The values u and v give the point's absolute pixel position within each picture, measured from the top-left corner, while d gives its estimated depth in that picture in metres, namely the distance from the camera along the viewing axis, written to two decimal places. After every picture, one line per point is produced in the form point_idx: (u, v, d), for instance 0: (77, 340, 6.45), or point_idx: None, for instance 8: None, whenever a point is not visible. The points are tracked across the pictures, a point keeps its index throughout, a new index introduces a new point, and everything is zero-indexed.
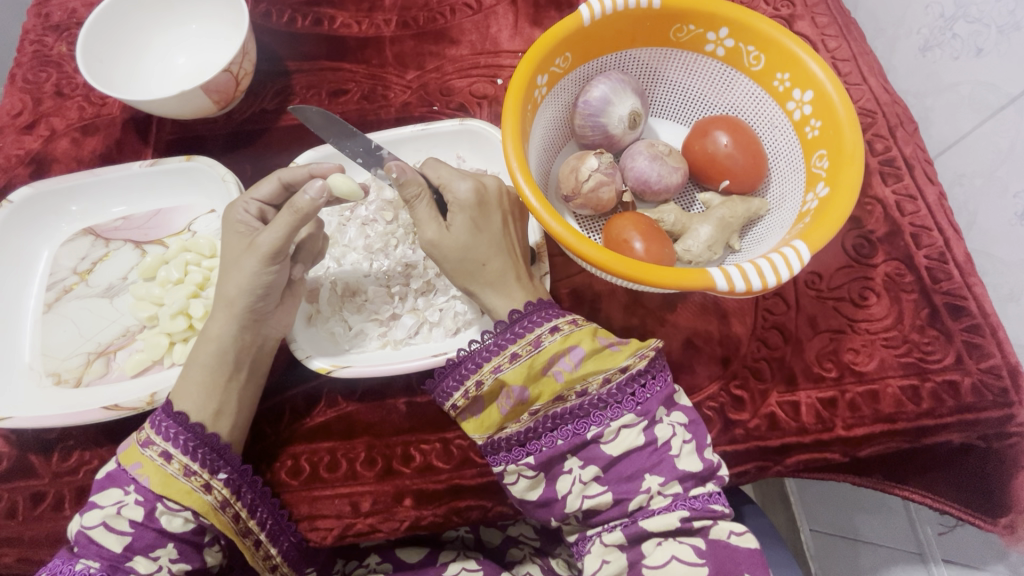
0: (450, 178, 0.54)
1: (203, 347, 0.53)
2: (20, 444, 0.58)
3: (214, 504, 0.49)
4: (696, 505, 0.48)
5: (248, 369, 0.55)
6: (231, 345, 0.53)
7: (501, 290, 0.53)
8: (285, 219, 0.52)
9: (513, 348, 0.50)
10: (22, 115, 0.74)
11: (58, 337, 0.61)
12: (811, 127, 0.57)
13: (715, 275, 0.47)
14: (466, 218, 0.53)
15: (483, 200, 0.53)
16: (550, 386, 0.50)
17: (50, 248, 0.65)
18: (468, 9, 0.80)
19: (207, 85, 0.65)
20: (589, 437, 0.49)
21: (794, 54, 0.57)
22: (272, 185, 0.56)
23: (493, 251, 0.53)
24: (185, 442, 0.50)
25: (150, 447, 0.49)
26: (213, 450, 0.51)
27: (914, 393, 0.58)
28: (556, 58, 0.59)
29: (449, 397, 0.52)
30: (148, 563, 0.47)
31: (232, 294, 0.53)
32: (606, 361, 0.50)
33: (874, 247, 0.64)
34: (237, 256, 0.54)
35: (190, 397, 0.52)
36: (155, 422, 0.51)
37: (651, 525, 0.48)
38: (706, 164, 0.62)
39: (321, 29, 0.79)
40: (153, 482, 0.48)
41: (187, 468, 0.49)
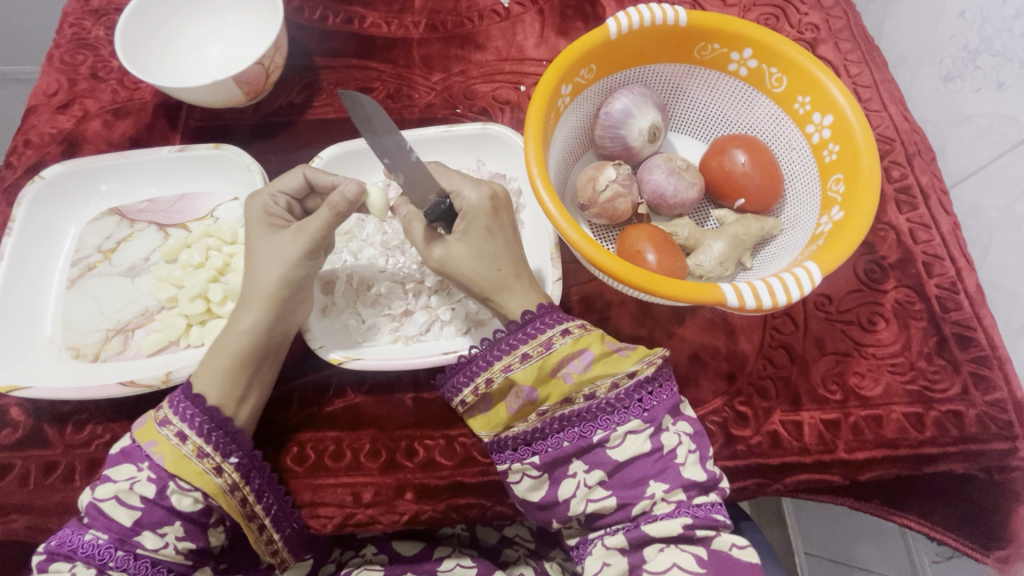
0: (460, 186, 0.55)
1: (234, 337, 0.54)
2: (36, 413, 0.59)
3: (223, 487, 0.50)
4: (700, 514, 0.49)
5: (272, 357, 0.56)
6: (263, 334, 0.54)
7: (517, 295, 0.54)
8: (325, 216, 0.53)
9: (525, 348, 0.51)
10: (58, 95, 0.76)
11: (79, 313, 0.62)
12: (829, 151, 0.58)
13: (727, 290, 0.47)
14: (481, 224, 0.53)
15: (497, 207, 0.54)
16: (559, 387, 0.50)
17: (76, 225, 0.67)
18: (495, 16, 0.82)
19: (239, 76, 0.67)
20: (595, 440, 0.50)
21: (815, 78, 0.57)
22: (300, 179, 0.58)
23: (508, 256, 0.54)
24: (201, 424, 0.51)
25: (166, 426, 0.50)
26: (226, 434, 0.51)
27: (918, 420, 0.58)
28: (581, 69, 0.60)
29: (459, 393, 0.54)
30: (155, 539, 0.48)
31: (267, 284, 0.53)
32: (616, 365, 0.51)
33: (885, 273, 0.65)
34: (270, 246, 0.55)
35: (211, 383, 0.53)
36: (174, 401, 0.52)
37: (654, 530, 0.48)
38: (722, 181, 0.63)
39: (351, 28, 0.81)
40: (167, 461, 0.49)
41: (201, 450, 0.50)
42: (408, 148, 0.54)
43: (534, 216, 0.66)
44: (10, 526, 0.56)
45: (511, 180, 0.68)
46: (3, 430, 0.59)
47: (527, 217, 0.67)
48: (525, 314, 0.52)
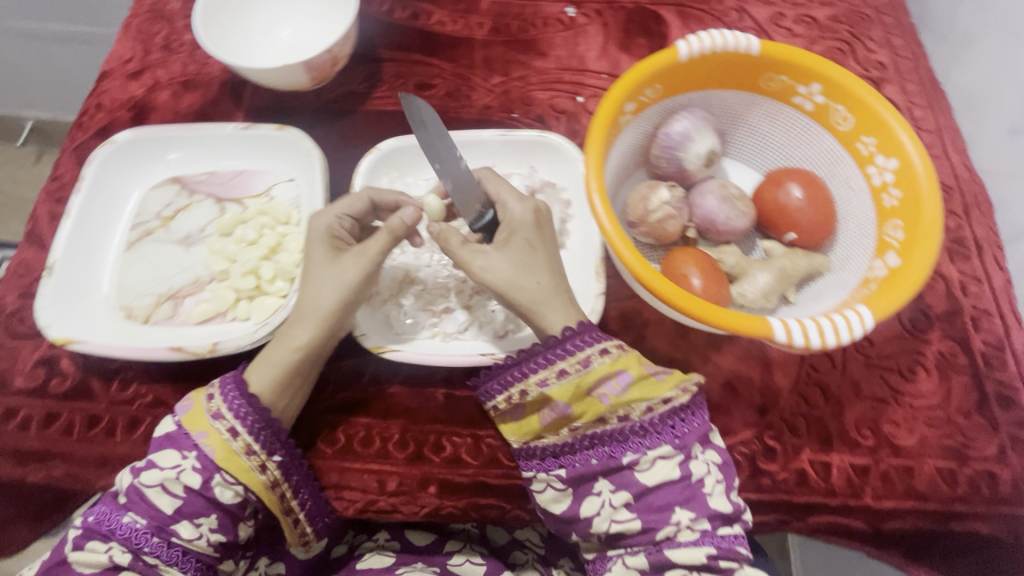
0: (504, 196, 0.57)
1: (284, 352, 0.55)
2: (85, 367, 0.62)
3: (266, 484, 0.52)
4: (723, 544, 0.49)
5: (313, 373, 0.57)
6: (314, 350, 0.55)
7: (557, 311, 0.53)
8: (383, 238, 0.56)
9: (562, 364, 0.52)
10: (131, 62, 0.79)
11: (135, 275, 0.64)
12: (890, 195, 0.57)
13: (775, 325, 0.47)
14: (525, 235, 0.55)
15: (540, 219, 0.57)
16: (594, 407, 0.51)
17: (139, 190, 0.69)
18: (560, 25, 0.82)
19: (308, 63, 0.69)
20: (623, 462, 0.50)
21: (884, 121, 0.57)
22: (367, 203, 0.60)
23: (547, 268, 0.54)
24: (252, 422, 0.52)
25: (220, 421, 0.52)
26: (273, 434, 0.53)
27: (950, 475, 0.57)
28: (646, 88, 0.61)
29: (492, 398, 0.55)
30: (191, 529, 0.51)
31: (328, 307, 0.55)
32: (652, 390, 0.51)
33: (931, 323, 0.64)
34: (331, 267, 0.56)
35: (262, 383, 0.54)
36: (226, 395, 0.53)
37: (676, 555, 0.49)
38: (774, 214, 0.63)
39: (417, 23, 0.82)
40: (218, 454, 0.51)
41: (250, 448, 0.52)
42: (458, 157, 0.59)
43: (581, 227, 0.67)
44: (51, 472, 0.58)
45: (561, 190, 0.69)
46: (53, 379, 0.61)
47: (574, 228, 0.67)
48: (548, 338, 0.53)
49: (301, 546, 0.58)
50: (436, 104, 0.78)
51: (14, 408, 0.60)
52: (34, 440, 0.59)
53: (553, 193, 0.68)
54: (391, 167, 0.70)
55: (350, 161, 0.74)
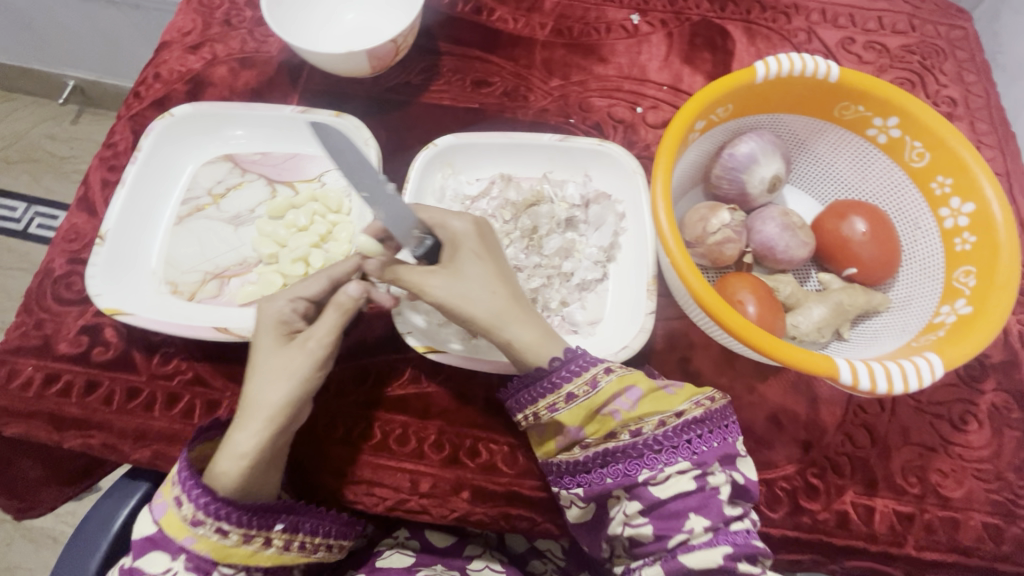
0: (443, 217, 0.55)
1: (229, 458, 0.47)
2: (128, 339, 0.62)
3: (277, 553, 0.50)
4: (738, 541, 0.48)
5: (275, 467, 0.50)
6: (268, 449, 0.48)
7: (520, 320, 0.52)
8: (332, 319, 0.52)
9: (570, 388, 0.51)
10: (191, 35, 0.79)
11: (183, 251, 0.64)
12: (962, 240, 0.56)
13: (842, 366, 0.46)
14: (471, 248, 0.53)
15: (482, 231, 0.55)
16: (605, 424, 0.50)
17: (192, 166, 0.69)
18: (623, 32, 0.81)
19: (372, 52, 0.68)
20: (639, 479, 0.49)
21: (964, 163, 0.55)
22: (320, 286, 0.54)
23: (499, 278, 0.53)
24: (239, 517, 0.47)
25: (201, 526, 0.47)
26: (265, 513, 0.49)
27: (997, 532, 0.55)
28: (718, 107, 0.59)
29: (522, 409, 0.54)
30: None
31: (281, 402, 0.49)
32: (663, 403, 0.50)
33: (986, 373, 0.62)
34: (280, 358, 0.51)
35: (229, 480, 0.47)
36: (193, 496, 0.47)
37: (691, 560, 0.47)
38: (835, 247, 0.62)
39: (479, 18, 0.81)
40: (212, 555, 0.47)
41: (246, 535, 0.48)
42: (382, 180, 0.51)
43: (633, 242, 0.65)
44: (87, 441, 0.58)
45: (617, 202, 0.67)
46: (96, 348, 0.61)
47: (626, 242, 0.66)
48: (552, 361, 0.52)
49: (342, 555, 0.59)
50: (492, 103, 0.76)
51: (56, 373, 0.60)
52: (73, 407, 0.59)
53: (608, 205, 0.66)
54: (445, 164, 0.69)
55: (402, 153, 0.74)
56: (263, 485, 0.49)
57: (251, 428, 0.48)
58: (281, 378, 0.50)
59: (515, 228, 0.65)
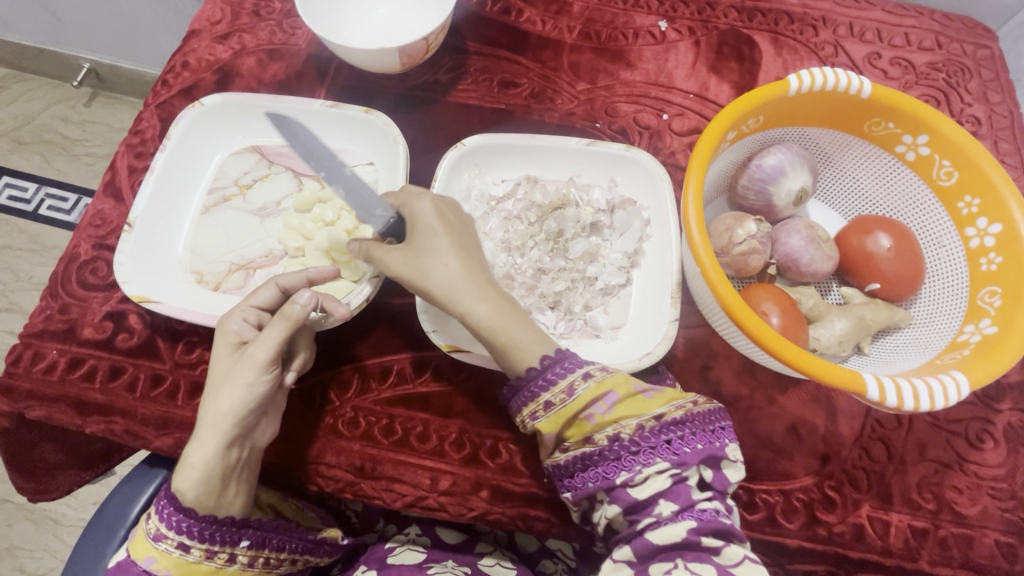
0: (408, 197, 0.55)
1: (185, 473, 0.49)
2: (152, 327, 0.62)
3: (241, 570, 0.51)
4: (704, 517, 0.47)
5: (238, 479, 0.51)
6: (218, 463, 0.49)
7: (476, 296, 0.52)
8: (277, 329, 0.52)
9: (547, 397, 0.51)
10: (220, 24, 0.79)
11: (210, 241, 0.65)
12: (987, 260, 0.56)
13: (871, 382, 0.46)
14: (426, 224, 0.53)
15: (441, 210, 0.55)
16: (581, 428, 0.50)
17: (219, 155, 0.69)
18: (651, 38, 0.81)
19: (404, 48, 0.68)
20: (617, 481, 0.48)
21: (993, 183, 0.55)
22: (271, 291, 0.56)
23: (455, 250, 0.53)
24: (200, 531, 0.49)
25: (163, 541, 0.48)
26: (231, 529, 0.50)
27: (1010, 551, 0.56)
28: (749, 119, 0.59)
29: (520, 413, 0.53)
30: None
31: (224, 409, 0.50)
32: (641, 407, 0.50)
33: (1003, 392, 0.62)
34: (226, 369, 0.53)
35: (191, 492, 0.49)
36: (162, 513, 0.49)
37: (657, 536, 0.47)
38: (858, 262, 0.62)
39: (507, 19, 0.81)
40: (176, 573, 0.48)
41: (209, 551, 0.49)
42: (342, 167, 0.58)
43: (657, 248, 0.66)
44: (108, 427, 0.58)
45: (642, 209, 0.67)
46: (120, 334, 0.61)
47: (650, 248, 0.66)
48: (542, 359, 0.52)
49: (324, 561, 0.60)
50: (518, 104, 0.77)
51: (81, 357, 0.60)
52: (97, 393, 0.59)
53: (634, 211, 0.66)
54: (472, 164, 0.69)
55: (429, 152, 0.74)
56: (230, 498, 0.50)
57: (206, 442, 0.50)
58: (229, 392, 0.51)
59: (541, 231, 0.65)
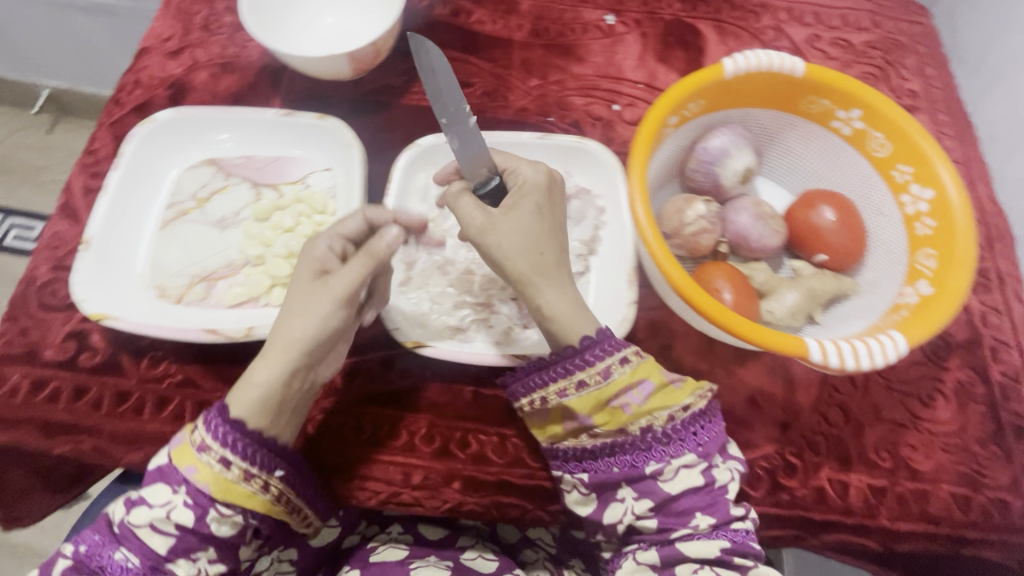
0: (518, 165, 0.59)
1: (247, 392, 0.50)
2: (116, 344, 0.62)
3: (271, 501, 0.51)
4: (736, 540, 0.52)
5: (291, 410, 0.53)
6: (278, 391, 0.51)
7: (554, 283, 0.53)
8: (360, 261, 0.53)
9: (581, 376, 0.52)
10: (170, 40, 0.79)
11: (170, 255, 0.65)
12: (923, 224, 0.58)
13: (811, 346, 0.48)
14: (533, 201, 0.55)
15: (552, 189, 0.57)
16: (617, 416, 0.52)
17: (175, 169, 0.69)
18: (599, 31, 0.83)
19: (353, 54, 0.69)
20: (646, 471, 0.52)
21: (922, 151, 0.58)
22: (360, 220, 0.57)
23: (552, 239, 0.54)
24: (244, 449, 0.50)
25: (206, 453, 0.49)
26: (271, 454, 0.51)
27: (963, 501, 0.59)
28: (690, 103, 0.61)
29: (520, 398, 0.56)
30: (188, 566, 0.50)
31: (297, 333, 0.51)
32: (673, 398, 0.53)
33: (951, 351, 0.65)
34: (304, 292, 0.52)
35: (247, 412, 0.50)
36: (210, 426, 0.50)
37: (690, 549, 0.52)
38: (805, 235, 0.64)
39: (457, 21, 0.83)
40: (213, 488, 0.49)
41: (247, 473, 0.50)
42: (468, 116, 0.60)
43: (613, 235, 0.67)
44: (76, 446, 0.58)
45: (597, 197, 0.69)
46: (83, 353, 0.61)
47: (606, 234, 0.68)
48: (583, 340, 0.52)
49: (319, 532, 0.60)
50: (472, 103, 0.78)
51: (44, 379, 0.60)
52: (62, 413, 0.59)
53: (588, 199, 0.69)
54: (428, 163, 0.70)
55: (385, 155, 0.74)
56: (281, 428, 0.52)
57: (275, 369, 0.51)
58: (307, 319, 0.51)
59: None
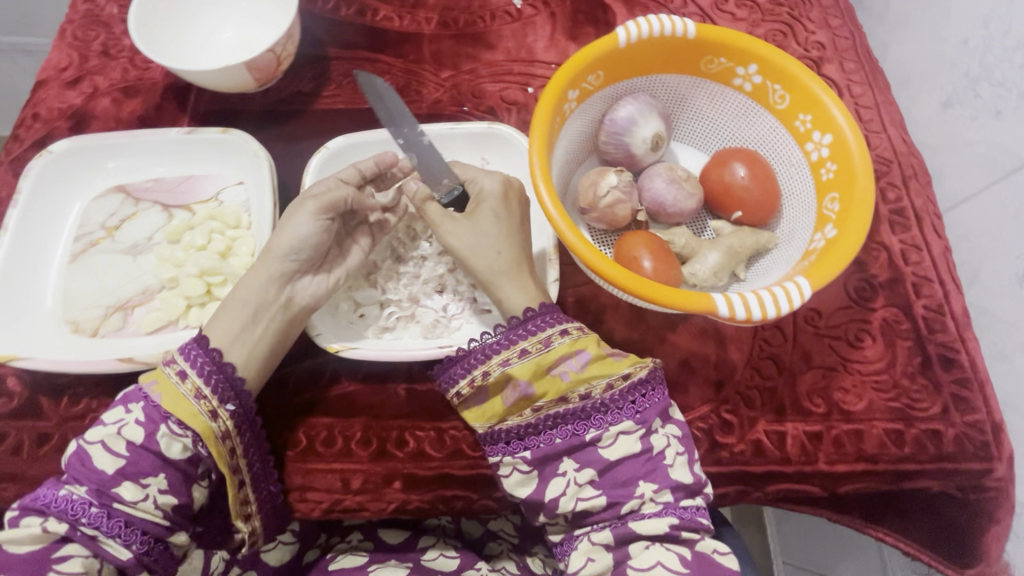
0: (475, 174, 0.58)
1: (233, 294, 0.57)
2: (32, 385, 0.60)
3: (217, 432, 0.52)
4: (685, 515, 0.49)
5: (266, 322, 0.56)
6: (256, 295, 0.56)
7: (514, 282, 0.55)
8: (343, 189, 0.59)
9: (524, 344, 0.51)
10: (68, 70, 0.77)
11: (79, 287, 0.63)
12: (826, 169, 0.59)
13: (718, 300, 0.49)
14: (489, 207, 0.56)
15: (508, 194, 0.57)
16: (555, 385, 0.50)
17: (80, 200, 0.68)
18: (508, 17, 0.82)
19: (250, 63, 0.68)
20: (587, 439, 0.50)
21: (817, 97, 0.59)
22: (356, 170, 0.62)
23: (508, 239, 0.55)
24: (202, 365, 0.53)
25: (170, 365, 0.53)
26: (225, 381, 0.53)
27: (898, 437, 0.60)
28: (589, 75, 0.61)
29: (454, 385, 0.53)
30: (135, 490, 0.49)
31: (277, 242, 0.57)
32: (611, 367, 0.51)
33: (875, 292, 0.66)
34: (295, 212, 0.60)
35: (220, 330, 0.55)
36: (183, 346, 0.54)
37: (641, 527, 0.48)
38: (720, 194, 0.64)
39: (363, 20, 0.81)
40: (165, 399, 0.51)
41: (199, 391, 0.52)
42: (421, 133, 0.61)
43: (535, 217, 0.67)
44: None
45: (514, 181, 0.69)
46: None
47: None
48: (511, 319, 0.53)
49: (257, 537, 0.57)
50: None
51: None
52: None
53: None
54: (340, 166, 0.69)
55: (301, 163, 0.73)
56: (253, 335, 0.56)
57: (259, 273, 0.57)
58: (289, 228, 0.58)
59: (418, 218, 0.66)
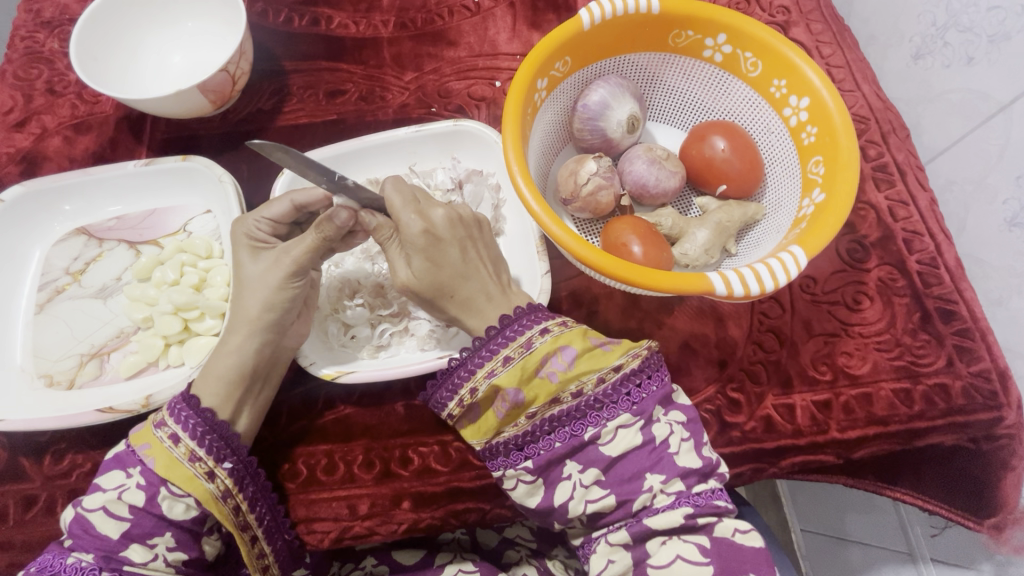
0: (400, 210, 0.50)
1: (221, 359, 0.53)
2: (12, 447, 0.58)
3: (214, 493, 0.50)
4: (700, 502, 0.47)
5: (263, 381, 0.55)
6: (249, 358, 0.54)
7: (473, 311, 0.51)
8: (309, 241, 0.53)
9: (506, 352, 0.49)
10: (12, 113, 0.73)
11: (49, 338, 0.61)
12: (807, 133, 0.58)
13: (715, 279, 0.48)
14: (420, 257, 0.50)
15: (433, 239, 0.50)
16: (545, 387, 0.48)
17: (42, 247, 0.65)
18: (466, 11, 0.78)
19: (203, 85, 0.65)
20: (586, 438, 0.48)
21: (791, 62, 0.57)
22: (284, 206, 0.55)
23: (452, 278, 0.50)
24: (194, 427, 0.50)
25: (162, 428, 0.50)
26: (221, 438, 0.51)
27: (906, 395, 0.59)
28: (557, 62, 0.60)
29: (445, 407, 0.51)
30: (144, 551, 0.48)
31: (256, 311, 0.53)
32: (600, 360, 0.49)
33: (868, 252, 0.65)
34: (258, 272, 0.55)
35: (210, 391, 0.53)
36: (171, 405, 0.52)
37: (655, 523, 0.47)
38: (704, 169, 0.62)
39: (319, 29, 0.78)
40: (159, 464, 0.49)
41: (193, 454, 0.50)
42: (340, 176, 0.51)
43: (515, 211, 0.66)
44: None
45: (488, 175, 0.67)
46: None
47: (508, 213, 0.66)
48: (488, 329, 0.50)
49: None
50: (350, 111, 0.74)
51: None
52: None
53: (481, 181, 0.65)
54: None
55: (269, 183, 0.70)
56: (254, 396, 0.55)
57: (241, 338, 0.54)
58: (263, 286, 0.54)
59: None
